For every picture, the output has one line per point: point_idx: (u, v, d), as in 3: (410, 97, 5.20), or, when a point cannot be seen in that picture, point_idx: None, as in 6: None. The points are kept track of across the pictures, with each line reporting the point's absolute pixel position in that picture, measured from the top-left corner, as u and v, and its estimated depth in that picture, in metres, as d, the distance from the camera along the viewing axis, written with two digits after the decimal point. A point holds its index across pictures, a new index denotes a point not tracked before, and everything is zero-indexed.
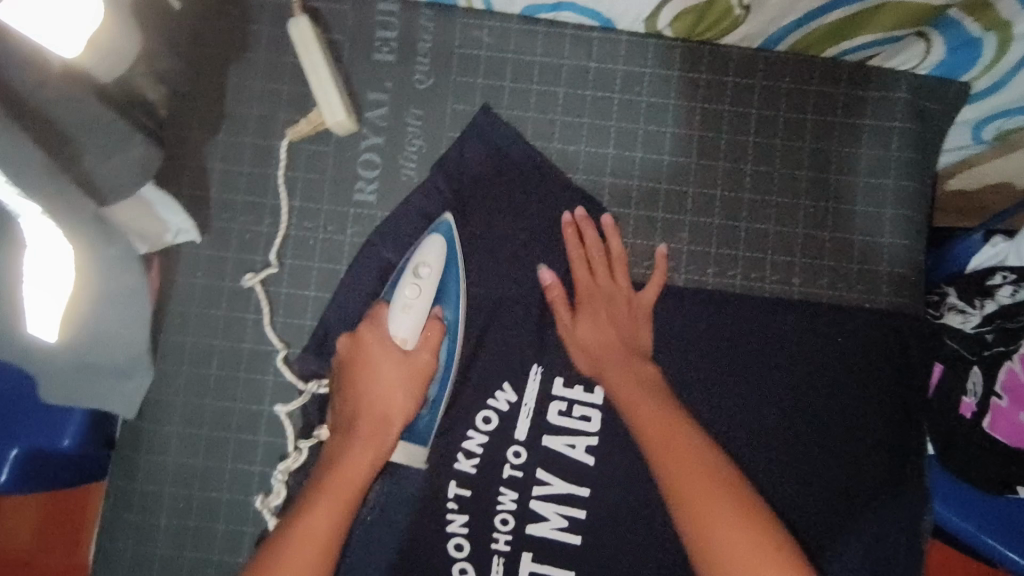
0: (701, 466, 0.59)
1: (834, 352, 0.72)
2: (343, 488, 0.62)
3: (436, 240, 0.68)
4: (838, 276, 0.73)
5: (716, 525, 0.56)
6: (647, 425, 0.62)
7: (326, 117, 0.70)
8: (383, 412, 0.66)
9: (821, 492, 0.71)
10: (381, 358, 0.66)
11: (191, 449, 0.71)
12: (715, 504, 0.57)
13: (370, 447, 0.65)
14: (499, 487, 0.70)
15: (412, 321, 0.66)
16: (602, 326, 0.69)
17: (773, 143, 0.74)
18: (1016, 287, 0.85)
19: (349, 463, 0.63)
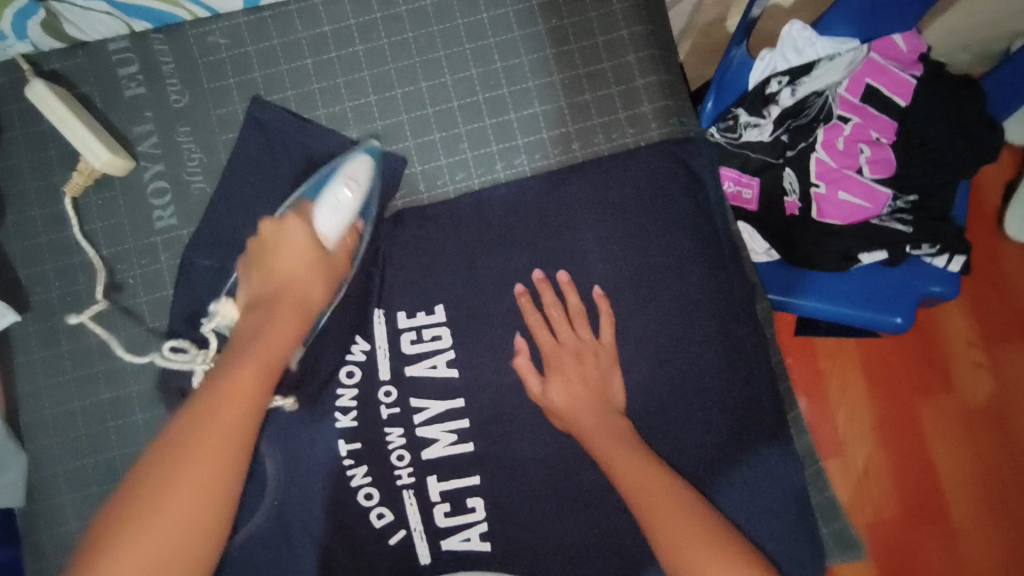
0: (650, 473, 0.65)
1: (625, 194, 0.77)
2: (296, 306, 0.63)
3: (365, 159, 0.71)
4: (611, 128, 0.79)
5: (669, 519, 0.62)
6: (611, 456, 0.68)
7: (92, 162, 0.72)
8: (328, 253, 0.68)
9: (660, 314, 0.76)
10: (308, 252, 0.65)
11: (89, 509, 0.72)
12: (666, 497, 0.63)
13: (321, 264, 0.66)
14: (384, 429, 0.74)
15: (339, 222, 0.68)
16: (571, 383, 0.73)
17: (513, 37, 0.79)
18: (792, 87, 0.96)
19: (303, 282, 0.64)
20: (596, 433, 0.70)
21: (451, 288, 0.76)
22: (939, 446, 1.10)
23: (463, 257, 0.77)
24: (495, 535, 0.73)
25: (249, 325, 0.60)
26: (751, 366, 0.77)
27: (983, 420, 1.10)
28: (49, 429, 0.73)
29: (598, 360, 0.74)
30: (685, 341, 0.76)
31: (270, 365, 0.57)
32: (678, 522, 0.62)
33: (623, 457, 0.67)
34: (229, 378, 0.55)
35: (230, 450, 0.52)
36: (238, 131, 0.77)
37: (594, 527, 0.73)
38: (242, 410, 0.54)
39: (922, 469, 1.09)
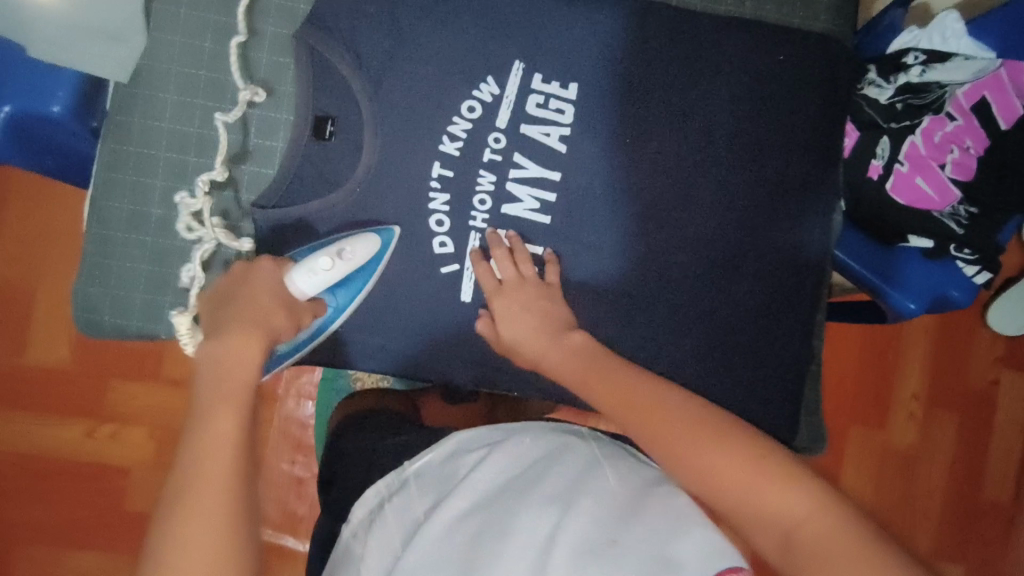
0: (680, 419, 0.65)
1: (775, 65, 0.82)
2: (235, 390, 0.61)
3: (373, 239, 0.75)
4: (783, 5, 0.84)
5: (704, 455, 0.61)
6: (627, 401, 0.67)
7: None
8: (264, 315, 0.67)
9: (758, 179, 0.82)
10: (270, 301, 0.68)
11: (186, 115, 0.75)
12: (709, 447, 0.61)
13: (251, 325, 0.65)
14: (478, 171, 0.78)
15: (317, 282, 0.71)
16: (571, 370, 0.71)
17: None
18: (925, 66, 1.00)
19: (231, 359, 0.63)
20: (605, 378, 0.69)
21: (589, 75, 0.79)
22: (852, 463, 1.32)
23: (608, 54, 0.80)
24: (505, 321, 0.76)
25: (214, 366, 0.62)
26: (811, 259, 0.83)
27: (897, 459, 1.33)
28: (173, 26, 0.74)
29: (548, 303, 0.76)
30: (768, 211, 0.82)
31: (233, 388, 0.61)
32: (714, 454, 0.61)
33: (601, 383, 0.69)
34: (209, 418, 0.59)
35: (217, 469, 0.56)
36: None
37: (623, 333, 0.80)
38: (224, 446, 0.57)
39: (834, 472, 1.32)
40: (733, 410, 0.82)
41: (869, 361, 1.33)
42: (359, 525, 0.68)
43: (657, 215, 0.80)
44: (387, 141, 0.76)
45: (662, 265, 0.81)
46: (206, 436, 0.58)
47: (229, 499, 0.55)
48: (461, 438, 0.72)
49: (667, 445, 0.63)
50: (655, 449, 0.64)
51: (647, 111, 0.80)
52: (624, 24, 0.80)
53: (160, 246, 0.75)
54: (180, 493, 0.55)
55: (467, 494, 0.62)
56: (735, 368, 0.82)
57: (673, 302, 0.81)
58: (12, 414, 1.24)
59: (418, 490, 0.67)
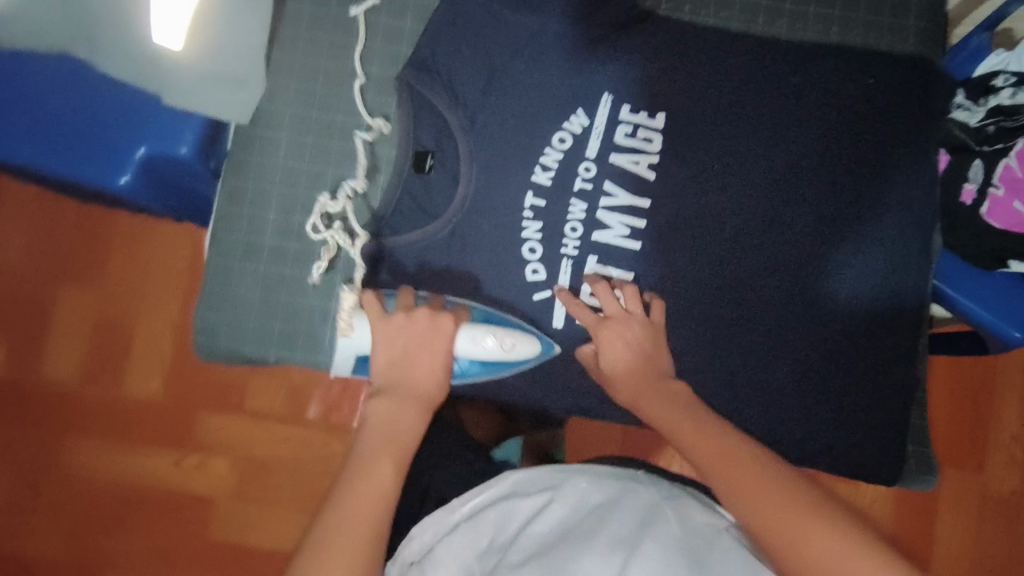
0: (778, 485, 0.62)
1: (861, 88, 0.82)
2: (401, 438, 0.70)
3: (534, 343, 0.78)
4: (871, 29, 0.83)
5: (801, 529, 0.58)
6: (707, 455, 0.66)
7: None
8: (428, 395, 0.73)
9: (848, 200, 0.81)
10: (435, 363, 0.74)
11: (298, 154, 0.81)
12: (801, 519, 0.58)
13: (416, 403, 0.73)
14: (570, 199, 0.80)
15: (484, 348, 0.77)
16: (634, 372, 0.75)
17: None
18: (1015, 88, 0.96)
19: (402, 423, 0.71)
20: (671, 410, 0.71)
21: (674, 104, 0.81)
22: (949, 507, 1.24)
23: (695, 84, 0.81)
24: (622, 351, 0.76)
25: (377, 436, 0.70)
26: (911, 279, 0.81)
27: (999, 505, 1.24)
28: (290, 74, 0.82)
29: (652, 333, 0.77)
30: (858, 233, 0.81)
31: (396, 445, 0.69)
32: (811, 527, 0.57)
33: (695, 434, 0.68)
34: (399, 408, 0.72)
35: (370, 510, 0.64)
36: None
37: (718, 359, 0.79)
38: (399, 453, 0.69)
39: (931, 516, 1.24)
40: (832, 439, 0.80)
41: (962, 398, 1.25)
42: (407, 565, 0.66)
43: (747, 241, 0.80)
44: (483, 172, 0.80)
45: (754, 293, 0.80)
46: (354, 486, 0.66)
47: (375, 528, 0.63)
48: (514, 482, 0.69)
49: (749, 503, 0.61)
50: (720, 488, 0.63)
51: (736, 139, 0.81)
52: (708, 56, 0.82)
53: (273, 276, 0.80)
54: (329, 524, 0.63)
55: (527, 548, 0.60)
56: (834, 396, 0.80)
57: (767, 328, 0.80)
58: (111, 441, 1.31)
59: (470, 533, 0.65)
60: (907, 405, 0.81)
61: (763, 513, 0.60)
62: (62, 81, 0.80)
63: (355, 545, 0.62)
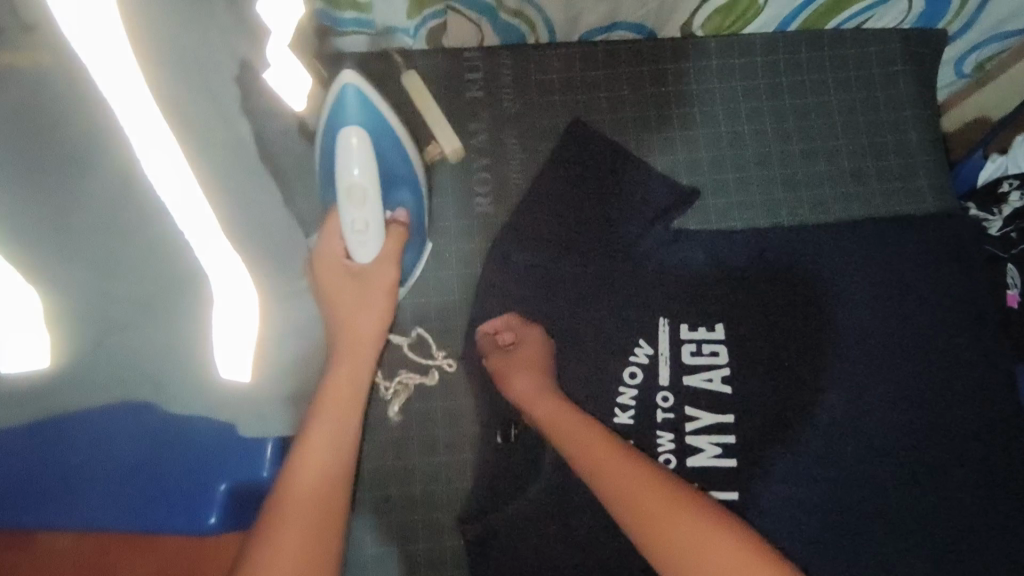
0: (645, 480, 0.63)
1: (897, 254, 0.84)
2: (342, 440, 0.71)
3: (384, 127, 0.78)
4: (889, 196, 0.86)
5: (694, 537, 0.59)
6: (622, 477, 0.64)
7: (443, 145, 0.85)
8: (358, 333, 0.75)
9: (917, 362, 0.81)
10: (372, 318, 0.77)
11: (380, 452, 0.81)
12: (681, 516, 0.60)
13: (352, 362, 0.74)
14: (656, 431, 0.80)
15: (354, 154, 0.72)
16: (558, 412, 0.72)
17: (808, 105, 0.88)
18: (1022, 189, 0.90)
19: (341, 379, 0.73)
20: (602, 444, 0.67)
21: (728, 311, 0.82)
22: None
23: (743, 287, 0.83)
24: (502, 374, 0.77)
25: (326, 401, 0.71)
26: (999, 422, 0.80)
27: None
28: None
29: (541, 366, 0.77)
30: (937, 391, 0.80)
31: (352, 399, 0.73)
32: (702, 535, 0.59)
33: (582, 442, 0.68)
34: (342, 358, 0.74)
35: (318, 549, 0.62)
36: (561, 134, 0.87)
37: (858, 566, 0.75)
38: (346, 430, 0.72)
39: None
40: (984, 574, 0.74)
41: None
42: None
43: (801, 356, 0.81)
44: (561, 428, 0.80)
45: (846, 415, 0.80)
46: (285, 494, 0.64)
47: (317, 557, 0.61)
48: None
49: (642, 513, 0.61)
50: (611, 496, 0.63)
51: (797, 331, 0.82)
52: (748, 256, 0.84)
53: None
54: (269, 532, 0.61)
55: None
56: (959, 500, 0.76)
57: (873, 447, 0.79)
58: None
59: None
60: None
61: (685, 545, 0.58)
62: (121, 434, 0.69)
63: (323, 553, 0.62)
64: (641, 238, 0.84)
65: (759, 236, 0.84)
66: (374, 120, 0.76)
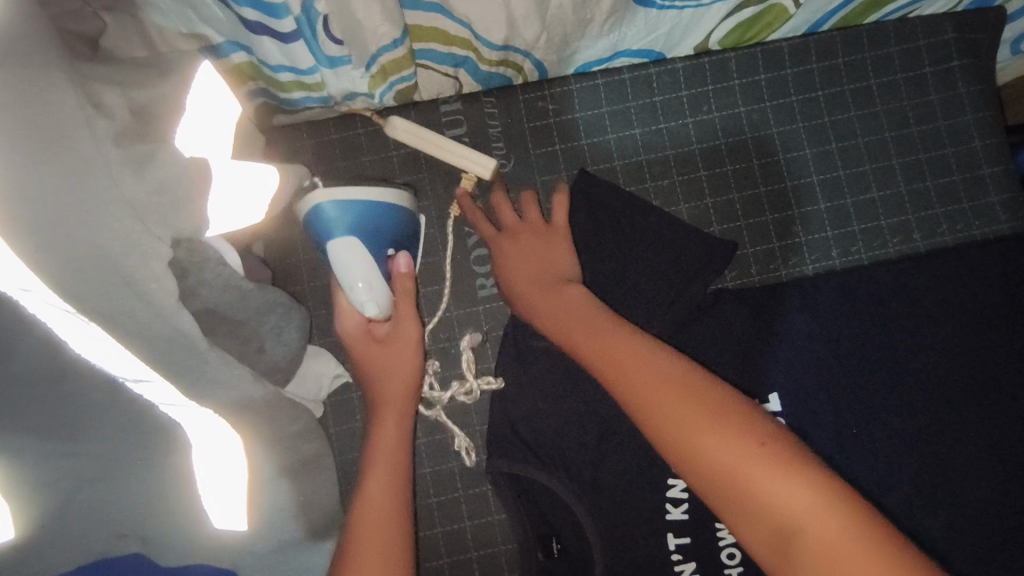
0: (709, 404, 0.51)
1: (973, 289, 0.72)
2: (391, 456, 0.63)
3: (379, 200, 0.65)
4: (954, 220, 0.75)
5: (773, 488, 0.47)
6: (682, 416, 0.50)
7: (474, 168, 0.71)
8: (399, 379, 0.66)
9: (1007, 415, 0.70)
10: (407, 347, 0.67)
11: None
12: (760, 464, 0.47)
13: (399, 399, 0.66)
14: (715, 525, 0.70)
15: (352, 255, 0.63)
16: (577, 320, 0.61)
17: (851, 120, 0.76)
18: None
19: (381, 438, 0.64)
20: (671, 392, 0.52)
21: (782, 376, 0.72)
22: None
23: (800, 348, 0.72)
24: (502, 258, 0.69)
25: (382, 441, 0.63)
26: None
27: None
28: None
29: (560, 233, 0.70)
30: None
31: (392, 455, 0.63)
32: (790, 489, 0.46)
33: (609, 344, 0.57)
34: (378, 420, 0.65)
35: None
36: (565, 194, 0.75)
37: None
38: (400, 451, 0.64)
39: None
40: None
41: None
42: None
43: (838, 388, 0.71)
44: (609, 533, 0.70)
45: (887, 437, 0.70)
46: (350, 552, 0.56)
47: None
48: None
49: (680, 436, 0.50)
50: (657, 410, 0.51)
51: (866, 397, 0.71)
52: (798, 309, 0.73)
53: None
54: None
55: None
56: (976, 494, 0.69)
57: (965, 514, 0.68)
58: None
59: None
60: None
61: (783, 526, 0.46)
62: None
63: None
64: (676, 304, 0.73)
65: (810, 284, 0.73)
66: (358, 215, 0.63)
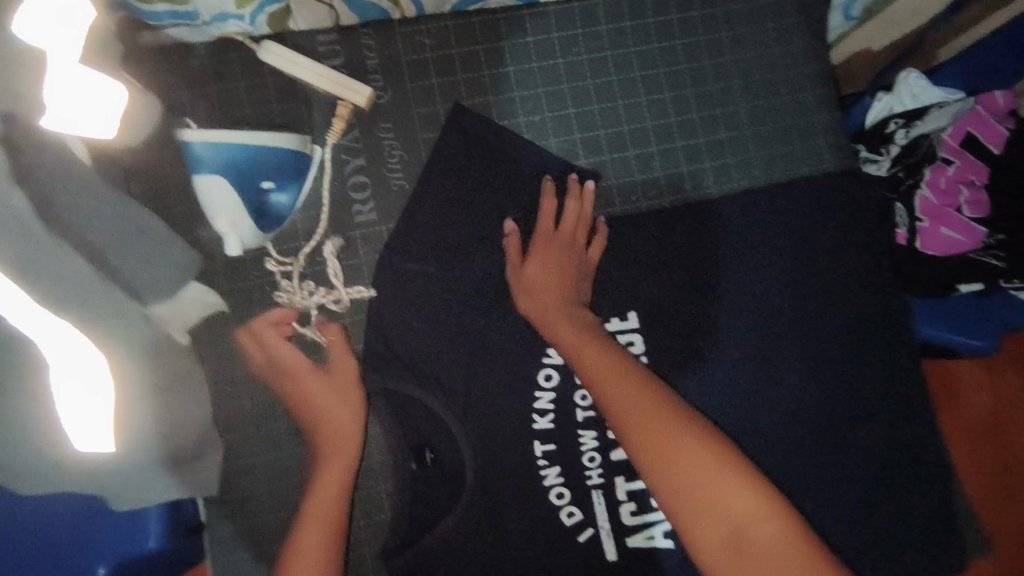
0: (682, 424, 0.64)
1: (804, 218, 0.82)
2: (337, 437, 0.71)
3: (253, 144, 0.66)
4: (790, 159, 0.84)
5: (727, 493, 0.60)
6: (649, 420, 0.64)
7: (350, 96, 0.74)
8: (336, 433, 0.71)
9: (829, 326, 0.82)
10: (336, 356, 0.73)
11: (286, 499, 0.73)
12: (723, 476, 0.61)
13: (348, 407, 0.72)
14: (577, 431, 0.78)
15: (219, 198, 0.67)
16: (572, 336, 0.72)
17: (704, 67, 0.84)
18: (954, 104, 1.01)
19: (339, 422, 0.72)
20: (642, 403, 0.66)
21: (638, 296, 0.79)
22: None
23: (663, 280, 0.80)
24: (523, 265, 0.76)
25: (332, 424, 0.72)
26: (909, 379, 0.83)
27: None
28: (245, 419, 0.73)
29: (575, 259, 0.77)
30: (849, 353, 0.82)
31: (337, 437, 0.71)
32: (736, 495, 0.60)
33: (588, 352, 0.70)
34: (322, 395, 0.72)
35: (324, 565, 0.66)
36: (441, 124, 0.79)
37: None
38: (352, 442, 0.72)
39: None
40: (849, 470, 0.80)
41: None
42: None
43: (708, 324, 0.80)
44: (480, 441, 0.76)
45: (749, 377, 0.80)
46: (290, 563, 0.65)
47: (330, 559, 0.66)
48: None
49: (656, 447, 0.63)
50: (632, 427, 0.65)
51: (727, 329, 0.80)
52: (654, 235, 0.80)
53: None
54: None
55: None
56: (802, 395, 0.81)
57: (790, 411, 0.80)
58: None
59: None
60: (922, 514, 0.81)
61: (710, 515, 0.60)
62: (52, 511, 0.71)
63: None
64: None
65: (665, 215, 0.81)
66: (224, 155, 0.65)
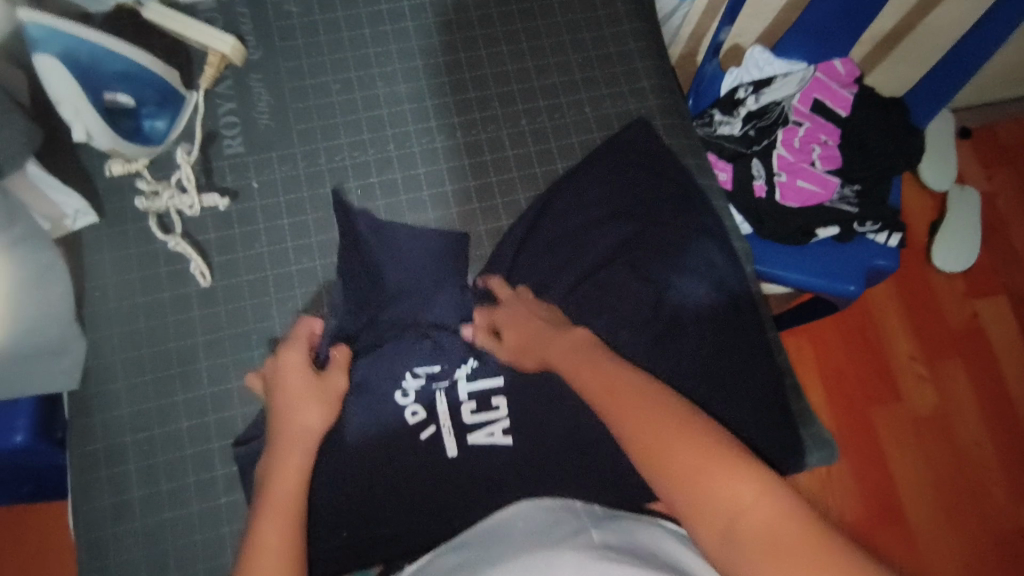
0: (658, 412, 0.60)
1: (625, 158, 0.92)
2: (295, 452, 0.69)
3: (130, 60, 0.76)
4: (617, 99, 0.95)
5: (716, 481, 0.54)
6: (626, 410, 0.61)
7: (220, 47, 0.86)
8: (300, 448, 0.70)
9: (653, 245, 0.88)
10: (300, 384, 0.74)
11: (141, 394, 0.79)
12: (706, 461, 0.55)
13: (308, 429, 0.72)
14: (420, 333, 0.84)
15: (62, 82, 0.71)
16: (552, 349, 0.73)
17: (538, 27, 0.97)
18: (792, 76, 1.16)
19: (297, 432, 0.71)
20: (622, 387, 0.63)
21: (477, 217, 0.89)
22: (900, 462, 1.32)
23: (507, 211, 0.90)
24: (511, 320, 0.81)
25: (298, 438, 0.70)
26: (741, 295, 0.88)
27: (931, 427, 1.34)
28: (111, 321, 0.81)
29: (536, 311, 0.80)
30: (673, 269, 0.88)
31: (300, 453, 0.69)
32: (729, 482, 0.53)
33: (579, 365, 0.69)
34: (281, 457, 0.68)
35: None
36: (326, 78, 0.91)
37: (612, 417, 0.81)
38: (302, 452, 0.69)
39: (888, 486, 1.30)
40: (682, 370, 0.82)
41: (859, 351, 1.38)
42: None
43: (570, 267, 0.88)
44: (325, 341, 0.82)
45: (590, 296, 0.86)
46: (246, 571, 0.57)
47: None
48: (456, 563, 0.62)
49: (627, 426, 0.60)
50: (609, 412, 0.62)
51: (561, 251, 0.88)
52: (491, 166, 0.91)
53: (141, 525, 0.76)
54: None
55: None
56: (630, 306, 0.85)
57: (621, 316, 0.85)
58: None
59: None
60: (767, 409, 0.83)
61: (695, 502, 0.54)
62: None
63: None
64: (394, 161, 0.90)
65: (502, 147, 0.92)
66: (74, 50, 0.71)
